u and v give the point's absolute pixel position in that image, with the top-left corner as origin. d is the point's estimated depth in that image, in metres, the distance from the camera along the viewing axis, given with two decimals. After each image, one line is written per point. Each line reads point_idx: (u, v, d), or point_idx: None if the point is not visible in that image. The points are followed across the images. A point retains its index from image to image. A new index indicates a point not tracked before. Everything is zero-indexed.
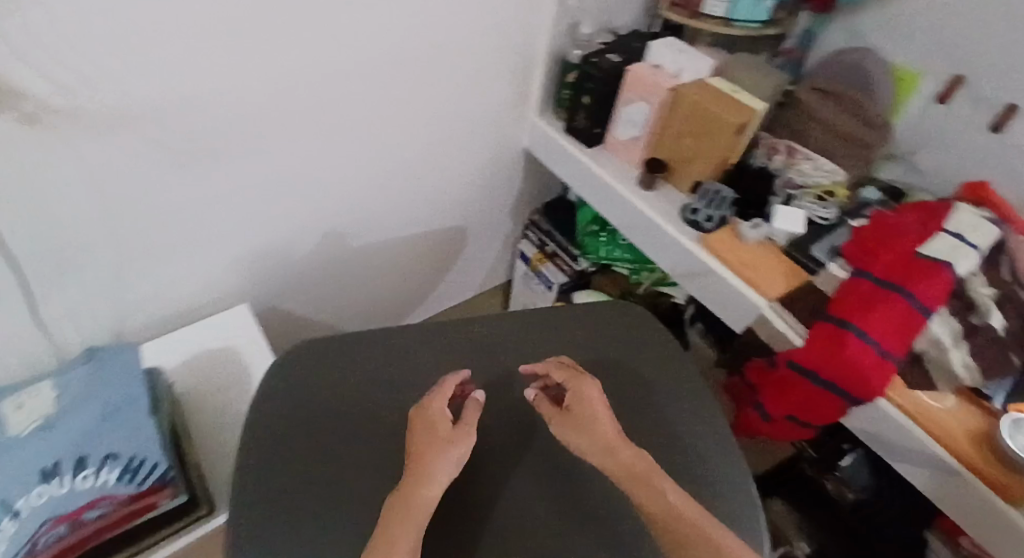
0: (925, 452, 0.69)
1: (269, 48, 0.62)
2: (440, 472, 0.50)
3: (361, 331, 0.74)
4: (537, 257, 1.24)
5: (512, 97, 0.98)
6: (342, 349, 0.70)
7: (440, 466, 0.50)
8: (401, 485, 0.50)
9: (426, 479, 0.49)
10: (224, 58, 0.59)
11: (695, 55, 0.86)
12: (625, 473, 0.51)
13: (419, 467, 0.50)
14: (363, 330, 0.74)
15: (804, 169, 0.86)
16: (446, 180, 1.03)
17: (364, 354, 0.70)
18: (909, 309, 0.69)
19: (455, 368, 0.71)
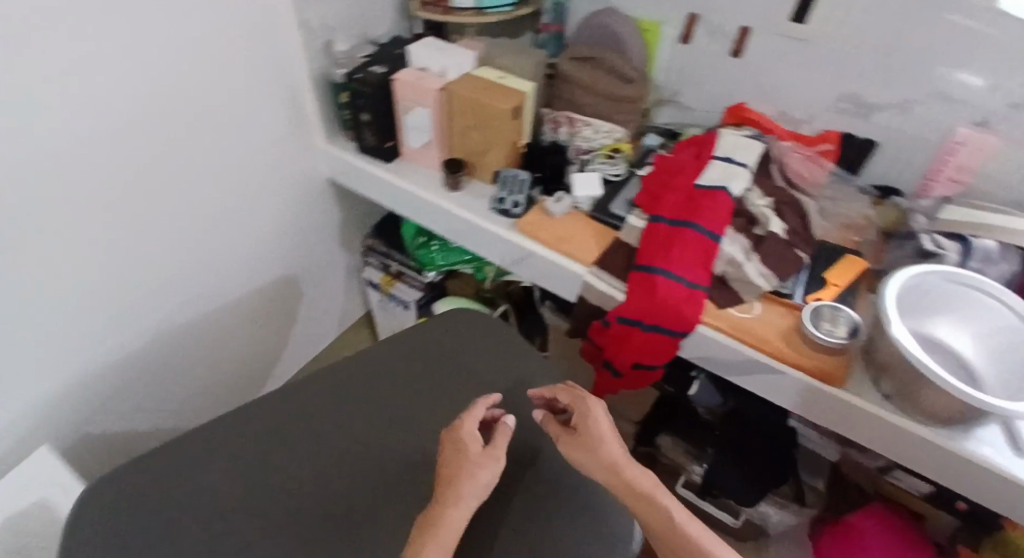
0: (749, 361, 0.73)
1: None
2: (468, 487, 0.53)
3: (183, 434, 0.66)
4: (386, 280, 1.21)
5: (289, 129, 0.94)
6: (264, 414, 0.68)
7: (467, 479, 0.54)
8: (434, 505, 0.53)
9: (453, 500, 0.52)
10: None
11: (453, 51, 0.86)
12: (628, 489, 0.54)
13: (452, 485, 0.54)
14: (186, 433, 0.66)
15: (586, 135, 0.91)
16: (251, 232, 0.97)
17: (299, 411, 0.69)
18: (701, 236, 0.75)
19: (299, 433, 0.67)
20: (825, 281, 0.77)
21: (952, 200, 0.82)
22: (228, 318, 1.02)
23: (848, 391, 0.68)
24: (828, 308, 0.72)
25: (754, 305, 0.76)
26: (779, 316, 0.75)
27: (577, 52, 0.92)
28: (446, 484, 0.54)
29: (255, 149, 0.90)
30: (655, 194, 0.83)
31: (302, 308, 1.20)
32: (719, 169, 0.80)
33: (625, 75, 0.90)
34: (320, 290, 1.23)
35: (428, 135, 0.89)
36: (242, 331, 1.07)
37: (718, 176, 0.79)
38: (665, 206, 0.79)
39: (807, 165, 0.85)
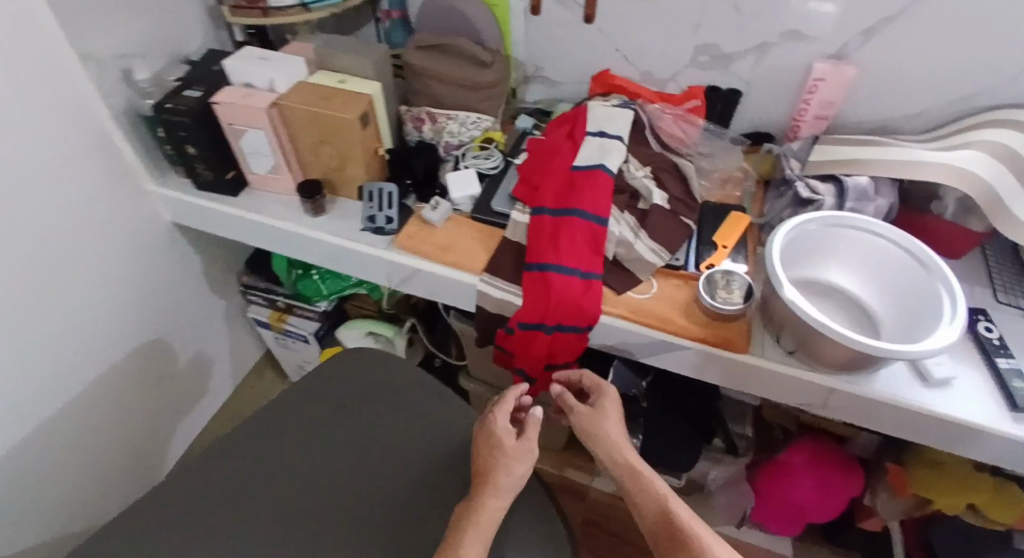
0: (655, 342, 0.70)
1: None
2: (501, 479, 0.56)
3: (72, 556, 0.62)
4: (275, 315, 1.10)
5: (107, 177, 0.80)
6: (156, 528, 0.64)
7: (503, 472, 0.56)
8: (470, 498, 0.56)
9: (491, 488, 0.55)
10: None
11: (277, 59, 0.76)
12: (628, 466, 0.56)
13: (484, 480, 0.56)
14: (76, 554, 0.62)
15: (452, 130, 0.84)
16: (93, 303, 0.83)
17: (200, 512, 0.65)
18: (587, 223, 0.70)
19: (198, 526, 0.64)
20: (715, 244, 0.76)
21: (819, 138, 0.83)
22: (94, 404, 0.89)
23: (753, 354, 0.67)
24: (721, 274, 0.72)
25: (650, 283, 0.73)
26: (676, 289, 0.73)
27: (421, 40, 0.83)
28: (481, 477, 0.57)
29: (72, 213, 0.76)
30: (533, 182, 0.77)
31: (184, 368, 1.07)
32: (594, 146, 0.76)
33: (479, 59, 0.82)
34: (203, 342, 1.10)
35: (273, 158, 0.79)
36: (116, 413, 0.94)
37: (594, 154, 0.75)
38: (546, 195, 0.74)
39: (678, 125, 0.82)
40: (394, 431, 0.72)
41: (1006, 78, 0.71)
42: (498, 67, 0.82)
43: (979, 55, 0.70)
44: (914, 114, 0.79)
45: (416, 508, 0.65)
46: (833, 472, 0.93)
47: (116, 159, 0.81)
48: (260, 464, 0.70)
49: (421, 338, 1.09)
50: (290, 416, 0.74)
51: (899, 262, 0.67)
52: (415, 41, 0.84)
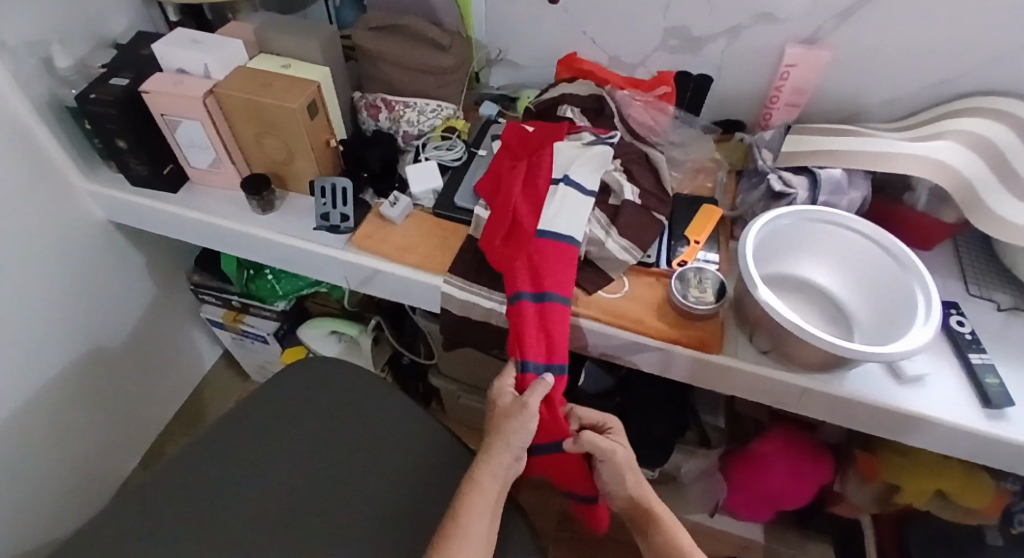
0: (627, 344, 0.68)
1: None
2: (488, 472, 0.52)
3: None
4: (231, 317, 1.04)
5: (31, 177, 0.73)
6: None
7: (514, 434, 0.54)
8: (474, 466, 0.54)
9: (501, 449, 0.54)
10: None
11: (214, 42, 0.69)
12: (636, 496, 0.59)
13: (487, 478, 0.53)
14: None
15: (410, 118, 0.79)
16: (24, 314, 0.76)
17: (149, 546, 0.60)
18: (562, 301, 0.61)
19: None
20: (688, 239, 0.74)
21: (791, 126, 0.80)
22: (31, 422, 0.82)
23: (726, 353, 0.66)
24: (694, 272, 0.70)
25: (623, 282, 0.71)
26: (648, 288, 0.70)
27: (372, 19, 0.76)
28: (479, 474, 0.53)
29: None
30: (502, 259, 0.65)
31: (134, 374, 1.00)
32: (558, 197, 0.65)
33: (438, 42, 0.76)
34: (153, 347, 1.03)
35: (214, 151, 0.73)
36: (57, 431, 0.87)
37: (559, 209, 0.64)
38: (517, 275, 0.62)
39: (647, 112, 0.79)
40: (358, 446, 0.68)
41: (983, 64, 0.69)
42: (458, 50, 0.77)
43: (953, 43, 0.68)
44: (885, 102, 0.77)
45: (383, 528, 0.62)
46: (805, 460, 0.93)
47: (37, 156, 0.73)
48: (214, 486, 0.65)
49: (387, 337, 1.04)
50: (246, 432, 0.69)
51: (870, 258, 0.66)
52: (365, 20, 0.77)
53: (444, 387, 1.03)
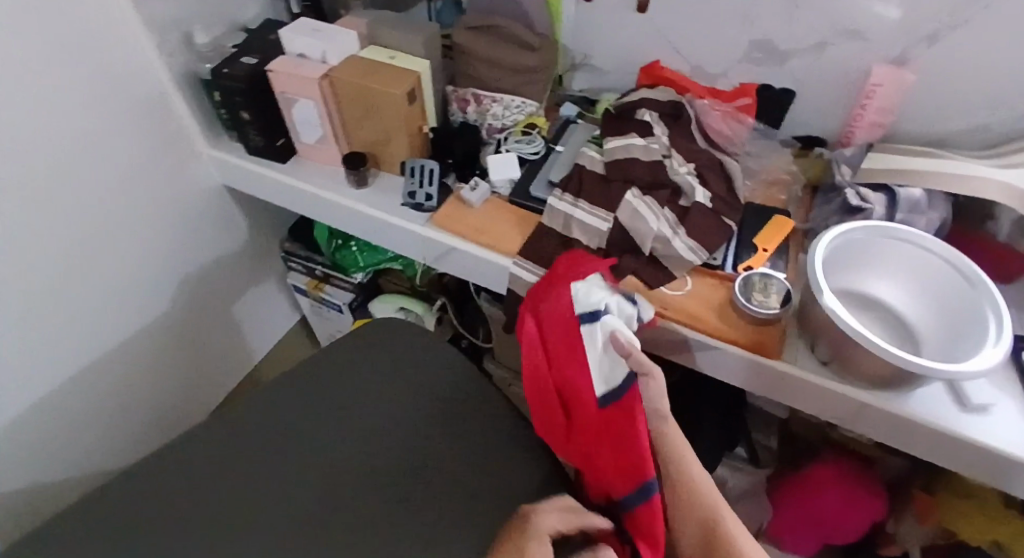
0: (683, 340, 0.70)
1: None
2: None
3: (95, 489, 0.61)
4: (313, 285, 1.14)
5: (165, 138, 0.84)
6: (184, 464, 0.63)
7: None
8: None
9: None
10: None
11: (333, 31, 0.77)
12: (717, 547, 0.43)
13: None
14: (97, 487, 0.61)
15: (496, 112, 0.84)
16: (140, 256, 0.88)
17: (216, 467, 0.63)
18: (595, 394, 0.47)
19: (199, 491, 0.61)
20: (756, 247, 0.75)
21: (873, 146, 0.80)
22: (135, 353, 0.94)
23: (784, 361, 0.67)
24: (759, 277, 0.71)
25: (685, 281, 0.73)
26: (711, 289, 0.72)
27: (470, 20, 0.83)
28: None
29: (124, 168, 0.79)
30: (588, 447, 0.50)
31: (223, 325, 1.11)
32: (603, 336, 0.47)
33: (528, 43, 0.82)
34: (243, 303, 1.14)
35: (321, 129, 0.81)
36: (154, 366, 0.99)
37: (609, 359, 0.46)
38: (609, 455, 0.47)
39: (725, 122, 0.81)
40: None
41: None
42: (547, 52, 0.82)
43: None
44: (977, 128, 0.75)
45: None
46: (858, 489, 0.90)
47: (170, 120, 0.84)
48: None
49: (450, 318, 1.10)
50: None
51: (944, 278, 0.65)
52: (464, 21, 0.84)
53: (498, 373, 1.08)
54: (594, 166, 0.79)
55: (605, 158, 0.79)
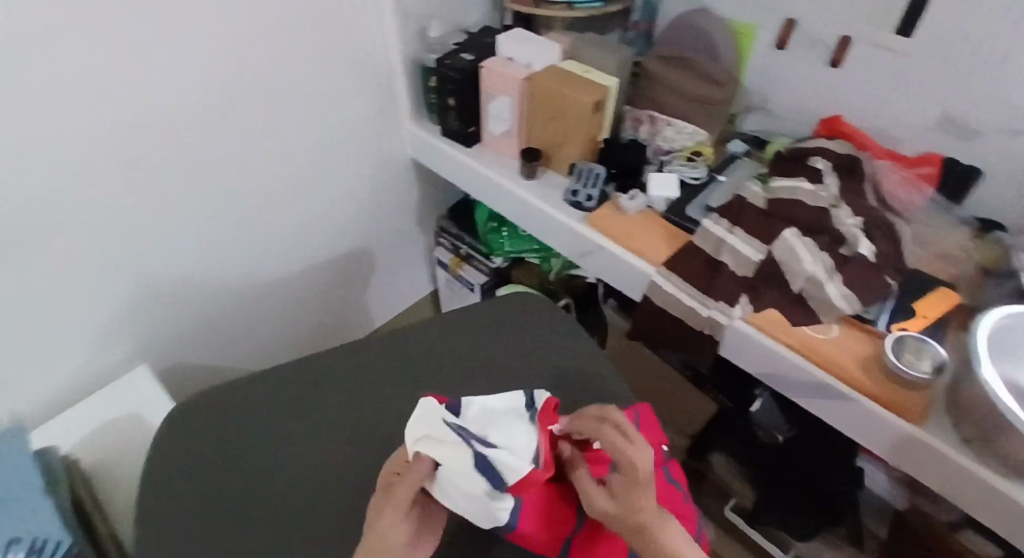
0: (815, 382, 0.73)
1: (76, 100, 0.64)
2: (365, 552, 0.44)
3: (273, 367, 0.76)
4: (454, 262, 1.26)
5: (380, 109, 1.01)
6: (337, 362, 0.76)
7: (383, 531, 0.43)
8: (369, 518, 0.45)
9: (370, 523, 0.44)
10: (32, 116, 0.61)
11: (541, 43, 0.88)
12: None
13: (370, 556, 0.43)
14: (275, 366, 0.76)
15: (668, 135, 0.91)
16: (333, 200, 1.04)
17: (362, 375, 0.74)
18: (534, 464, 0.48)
19: (352, 392, 0.73)
20: (915, 312, 0.74)
21: None
22: (308, 280, 1.11)
23: (924, 429, 0.66)
24: (914, 339, 0.70)
25: (829, 329, 0.75)
26: (857, 342, 0.73)
27: (664, 50, 0.92)
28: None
29: (346, 126, 0.97)
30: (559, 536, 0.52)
31: (376, 278, 1.27)
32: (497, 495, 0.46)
33: (714, 79, 0.89)
34: (396, 264, 1.30)
35: (508, 123, 0.93)
36: (318, 295, 1.16)
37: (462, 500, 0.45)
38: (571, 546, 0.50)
39: (902, 187, 0.81)
40: None
41: None
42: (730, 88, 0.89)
43: None
44: None
45: None
46: None
47: (389, 95, 1.01)
48: None
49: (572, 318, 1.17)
50: None
51: None
52: (658, 50, 0.93)
53: None
54: (755, 201, 0.83)
55: (768, 194, 0.83)
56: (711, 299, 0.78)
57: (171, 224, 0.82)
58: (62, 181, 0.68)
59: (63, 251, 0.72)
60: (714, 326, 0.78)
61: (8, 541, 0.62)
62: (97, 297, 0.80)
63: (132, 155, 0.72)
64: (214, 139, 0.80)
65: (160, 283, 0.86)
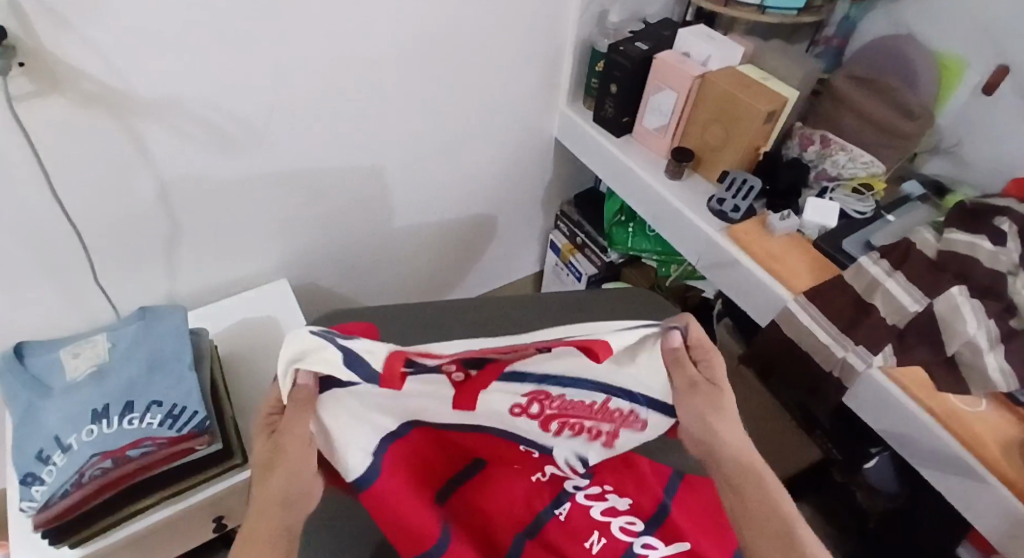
0: (947, 451, 0.68)
1: (297, 27, 0.70)
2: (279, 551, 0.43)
3: (399, 304, 0.80)
4: (566, 248, 1.26)
5: (541, 84, 1.03)
6: (459, 315, 0.79)
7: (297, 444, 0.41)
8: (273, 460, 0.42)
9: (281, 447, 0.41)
10: (261, 36, 0.68)
11: (723, 43, 0.89)
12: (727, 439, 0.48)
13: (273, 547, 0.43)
14: (401, 304, 0.80)
15: (838, 160, 0.88)
16: (475, 163, 1.08)
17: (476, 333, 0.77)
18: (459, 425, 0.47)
19: (467, 346, 0.76)
20: None
21: None
22: (432, 235, 1.16)
23: None
24: None
25: (979, 402, 0.70)
26: (1001, 421, 0.68)
27: (856, 72, 0.90)
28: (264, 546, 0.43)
29: (506, 94, 1.00)
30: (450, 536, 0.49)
31: (490, 248, 1.30)
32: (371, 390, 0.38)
33: (908, 109, 0.85)
34: (511, 240, 1.32)
35: (668, 119, 0.94)
36: (437, 252, 1.20)
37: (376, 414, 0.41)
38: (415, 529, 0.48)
39: None
40: None
41: None
42: (922, 123, 0.85)
43: None
44: None
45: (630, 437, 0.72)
46: None
47: (554, 73, 1.03)
48: None
49: None
50: None
51: None
52: (848, 72, 0.91)
53: None
54: (924, 249, 0.76)
55: (942, 244, 0.75)
56: (849, 341, 0.73)
57: (337, 155, 0.88)
58: (267, 97, 0.75)
59: (245, 160, 0.80)
60: (845, 371, 0.73)
61: (151, 402, 0.64)
62: (263, 208, 0.88)
63: (326, 84, 0.78)
64: (395, 83, 0.85)
65: (314, 208, 0.93)
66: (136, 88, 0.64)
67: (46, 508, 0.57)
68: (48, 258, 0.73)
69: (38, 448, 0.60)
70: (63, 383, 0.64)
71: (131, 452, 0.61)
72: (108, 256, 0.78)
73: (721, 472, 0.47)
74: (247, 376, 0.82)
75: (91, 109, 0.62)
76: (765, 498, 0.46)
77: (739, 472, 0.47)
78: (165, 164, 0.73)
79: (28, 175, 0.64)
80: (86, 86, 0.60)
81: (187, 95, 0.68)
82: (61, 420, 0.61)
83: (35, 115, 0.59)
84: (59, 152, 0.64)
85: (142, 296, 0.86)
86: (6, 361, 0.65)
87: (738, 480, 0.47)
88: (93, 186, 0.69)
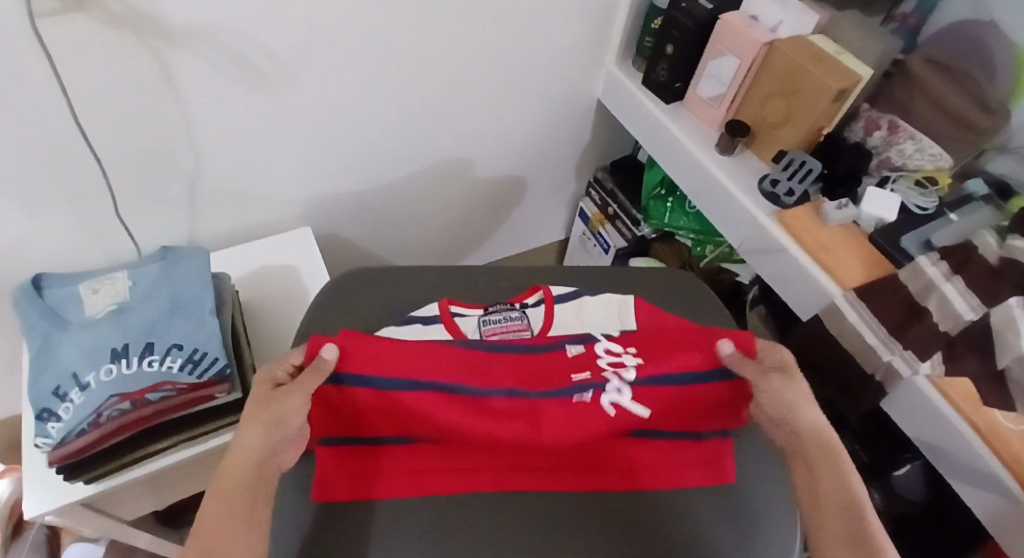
0: (985, 469, 0.65)
1: None
2: (256, 488, 0.44)
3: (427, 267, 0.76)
4: (597, 217, 1.22)
5: (591, 40, 0.96)
6: (486, 280, 0.75)
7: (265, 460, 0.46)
8: (213, 502, 0.42)
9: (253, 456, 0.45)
10: None
11: (799, 8, 0.81)
12: (815, 450, 0.49)
13: (244, 486, 0.44)
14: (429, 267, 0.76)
15: (905, 149, 0.83)
16: (512, 121, 1.02)
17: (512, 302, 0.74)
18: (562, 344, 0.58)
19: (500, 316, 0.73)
20: None
21: None
22: (461, 194, 1.12)
23: None
24: None
25: None
26: None
27: (934, 53, 0.83)
28: (238, 476, 0.44)
29: (552, 48, 0.93)
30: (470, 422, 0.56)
31: (516, 211, 1.25)
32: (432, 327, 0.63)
33: (984, 101, 0.79)
34: (540, 204, 1.28)
35: (725, 88, 0.88)
36: (464, 210, 1.17)
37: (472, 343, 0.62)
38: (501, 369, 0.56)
39: None
40: None
41: None
42: (997, 119, 0.79)
43: None
44: None
45: None
46: None
47: (606, 29, 0.96)
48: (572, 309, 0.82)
49: None
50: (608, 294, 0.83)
51: None
52: (925, 53, 0.84)
53: None
54: (982, 254, 0.67)
55: (1003, 252, 0.66)
56: (898, 345, 0.69)
57: (368, 102, 0.84)
58: (304, 35, 0.70)
59: (277, 99, 0.75)
60: (889, 374, 0.71)
61: (171, 345, 0.63)
62: (291, 151, 0.84)
63: (368, 23, 0.73)
64: (438, 28, 0.79)
65: (341, 155, 0.89)
66: (166, 11, 0.58)
67: (61, 447, 0.57)
68: (67, 186, 0.70)
69: (56, 384, 0.58)
70: (82, 317, 0.63)
71: (149, 396, 0.60)
72: (128, 191, 0.75)
73: (802, 456, 0.50)
74: (269, 324, 0.81)
75: (120, 33, 0.57)
76: (838, 485, 0.46)
77: (822, 457, 0.49)
78: (192, 95, 0.68)
79: (48, 100, 0.60)
80: (111, 7, 0.55)
81: (219, 24, 0.63)
82: (78, 354, 0.60)
83: (60, 34, 0.55)
84: (84, 76, 0.59)
85: (164, 234, 0.84)
86: (24, 292, 0.63)
87: (821, 468, 0.48)
88: (115, 115, 0.65)
